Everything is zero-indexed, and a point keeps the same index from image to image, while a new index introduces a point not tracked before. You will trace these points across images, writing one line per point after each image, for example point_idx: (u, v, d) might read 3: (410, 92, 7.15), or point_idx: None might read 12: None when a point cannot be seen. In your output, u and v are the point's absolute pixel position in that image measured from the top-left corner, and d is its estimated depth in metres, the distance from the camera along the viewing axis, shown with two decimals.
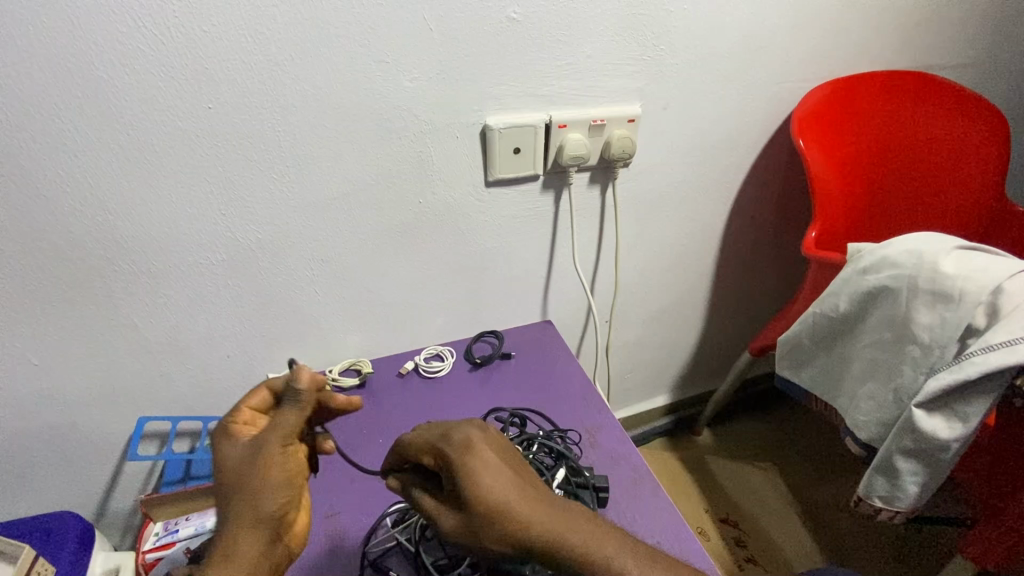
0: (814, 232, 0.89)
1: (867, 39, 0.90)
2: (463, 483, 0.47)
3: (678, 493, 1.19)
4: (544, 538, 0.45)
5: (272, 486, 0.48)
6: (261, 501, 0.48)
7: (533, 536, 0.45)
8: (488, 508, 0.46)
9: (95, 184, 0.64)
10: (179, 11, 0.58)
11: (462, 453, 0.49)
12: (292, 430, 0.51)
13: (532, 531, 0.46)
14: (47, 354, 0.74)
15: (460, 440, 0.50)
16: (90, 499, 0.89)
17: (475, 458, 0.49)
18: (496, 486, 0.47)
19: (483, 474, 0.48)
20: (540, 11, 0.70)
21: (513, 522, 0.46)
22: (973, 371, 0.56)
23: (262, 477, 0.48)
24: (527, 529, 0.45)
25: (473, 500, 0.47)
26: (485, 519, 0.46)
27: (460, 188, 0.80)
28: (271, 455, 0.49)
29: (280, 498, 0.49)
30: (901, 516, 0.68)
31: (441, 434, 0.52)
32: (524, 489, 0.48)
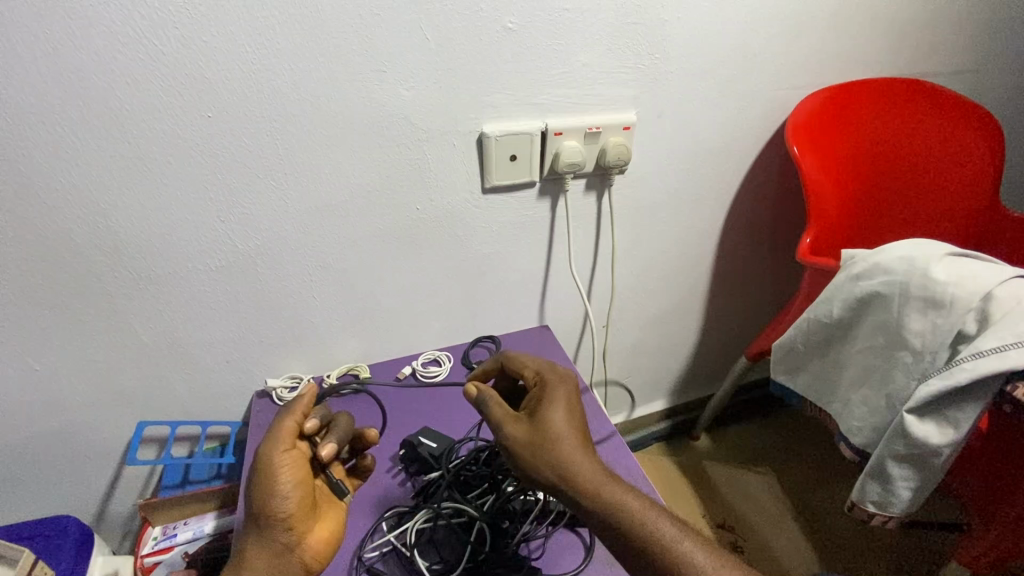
0: (809, 238, 0.89)
1: (861, 47, 0.91)
2: (549, 402, 0.57)
3: (676, 498, 1.19)
4: (589, 471, 0.52)
5: (275, 480, 0.56)
6: (263, 495, 0.55)
7: (583, 466, 0.52)
8: (556, 431, 0.54)
9: (97, 192, 0.65)
10: (179, 23, 0.59)
11: (559, 381, 0.60)
12: (288, 433, 0.59)
13: (581, 462, 0.52)
14: (48, 360, 0.75)
15: (563, 372, 0.62)
16: (89, 504, 0.90)
17: (570, 391, 0.59)
18: (573, 418, 0.56)
19: (570, 402, 0.58)
20: (536, 22, 0.71)
21: (571, 450, 0.53)
22: (963, 377, 0.56)
23: (267, 475, 0.56)
24: (581, 458, 0.53)
25: (549, 417, 0.55)
26: (550, 437, 0.54)
27: (456, 195, 0.81)
28: (271, 457, 0.57)
29: (281, 490, 0.55)
30: (894, 521, 0.68)
31: (547, 364, 0.64)
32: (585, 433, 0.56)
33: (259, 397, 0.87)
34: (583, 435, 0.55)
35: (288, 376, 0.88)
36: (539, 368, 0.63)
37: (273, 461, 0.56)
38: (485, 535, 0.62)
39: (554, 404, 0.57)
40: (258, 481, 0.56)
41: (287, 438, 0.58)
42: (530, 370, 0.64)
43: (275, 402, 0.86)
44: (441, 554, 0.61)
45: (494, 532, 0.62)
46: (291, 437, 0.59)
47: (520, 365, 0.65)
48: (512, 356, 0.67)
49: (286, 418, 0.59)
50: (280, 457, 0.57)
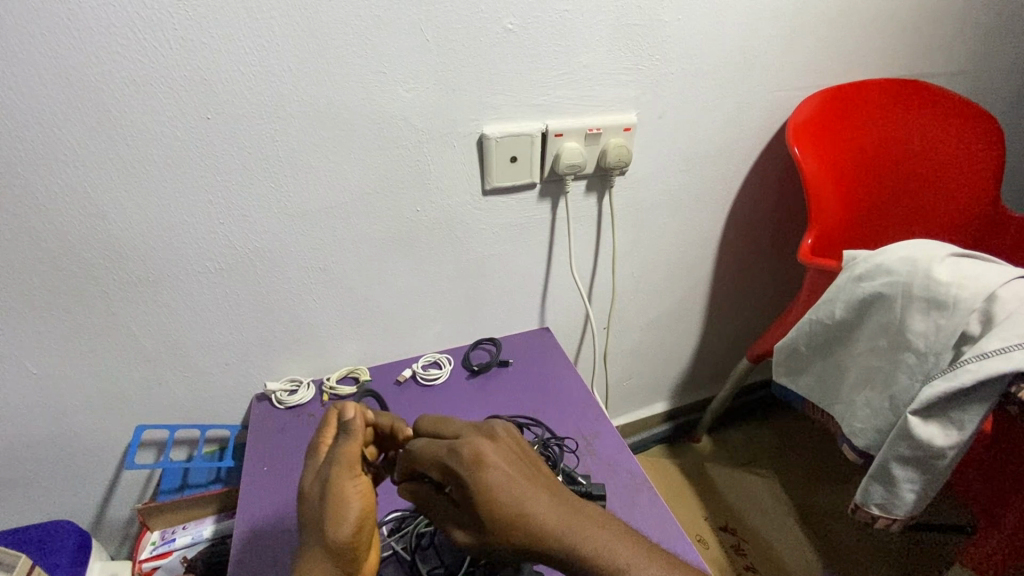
0: (810, 239, 0.89)
1: (862, 48, 0.91)
2: (476, 509, 0.48)
3: (679, 501, 1.18)
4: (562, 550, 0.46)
5: (350, 508, 0.51)
6: (336, 520, 0.50)
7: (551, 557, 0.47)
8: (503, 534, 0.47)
9: (95, 194, 0.65)
10: (178, 24, 0.58)
11: (474, 474, 0.49)
12: (355, 457, 0.55)
13: (549, 546, 0.46)
14: (45, 363, 0.74)
15: (463, 458, 0.50)
16: (86, 509, 0.89)
17: (485, 479, 0.48)
18: (508, 505, 0.47)
19: (495, 493, 0.48)
20: (536, 23, 0.70)
21: (529, 541, 0.47)
22: (967, 378, 0.55)
23: (339, 500, 0.51)
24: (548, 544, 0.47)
25: (487, 525, 0.47)
26: (502, 542, 0.47)
27: (456, 196, 0.80)
28: (344, 483, 0.52)
29: (357, 519, 0.51)
30: (898, 524, 0.68)
31: (445, 452, 0.51)
32: (530, 514, 0.47)
33: (257, 400, 0.87)
34: (528, 516, 0.47)
35: (287, 379, 0.88)
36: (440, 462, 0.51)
37: (344, 487, 0.52)
38: None
39: (483, 509, 0.48)
40: (327, 505, 0.51)
41: (354, 462, 0.54)
42: (433, 462, 0.52)
43: (274, 405, 0.85)
44: (442, 558, 0.61)
45: None
46: (355, 463, 0.54)
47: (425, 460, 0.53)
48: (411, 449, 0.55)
49: (354, 438, 0.55)
50: (350, 481, 0.53)
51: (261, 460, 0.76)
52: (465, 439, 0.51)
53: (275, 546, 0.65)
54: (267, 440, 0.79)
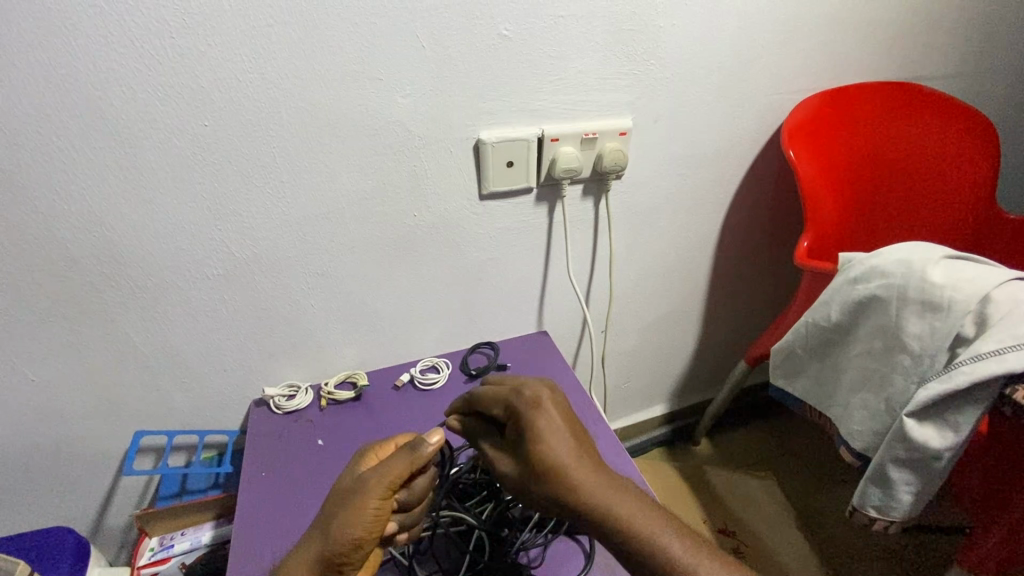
0: (806, 242, 0.89)
1: (855, 52, 0.91)
2: (531, 437, 0.54)
3: (678, 504, 1.18)
4: (595, 501, 0.50)
5: (361, 525, 0.52)
6: (349, 530, 0.51)
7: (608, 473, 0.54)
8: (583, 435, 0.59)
9: (92, 201, 0.65)
10: (175, 33, 0.59)
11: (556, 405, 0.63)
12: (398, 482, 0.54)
13: (585, 493, 0.51)
14: (44, 370, 0.74)
15: (532, 396, 0.58)
16: (85, 515, 0.89)
17: (544, 413, 0.56)
18: (562, 444, 0.53)
19: (556, 428, 0.55)
20: (531, 30, 0.71)
21: (569, 484, 0.51)
22: (962, 380, 0.55)
23: (355, 515, 0.52)
24: (585, 488, 0.51)
25: (538, 453, 0.53)
26: (545, 474, 0.52)
27: (453, 201, 0.81)
28: (370, 502, 0.52)
29: (359, 541, 0.51)
30: (895, 526, 0.68)
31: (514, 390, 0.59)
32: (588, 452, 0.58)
33: (255, 405, 0.87)
34: (578, 462, 0.52)
35: (285, 384, 0.88)
36: (507, 399, 0.59)
37: (368, 500, 0.52)
38: (484, 543, 0.62)
39: (541, 437, 0.54)
40: (347, 514, 0.52)
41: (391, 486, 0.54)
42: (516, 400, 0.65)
43: (272, 410, 0.85)
44: (439, 562, 0.61)
45: (493, 541, 0.62)
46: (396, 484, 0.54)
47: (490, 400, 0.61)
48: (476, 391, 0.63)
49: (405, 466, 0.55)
50: (376, 501, 0.52)
51: (258, 465, 0.76)
52: (535, 388, 0.60)
53: (271, 551, 0.65)
54: (265, 445, 0.79)
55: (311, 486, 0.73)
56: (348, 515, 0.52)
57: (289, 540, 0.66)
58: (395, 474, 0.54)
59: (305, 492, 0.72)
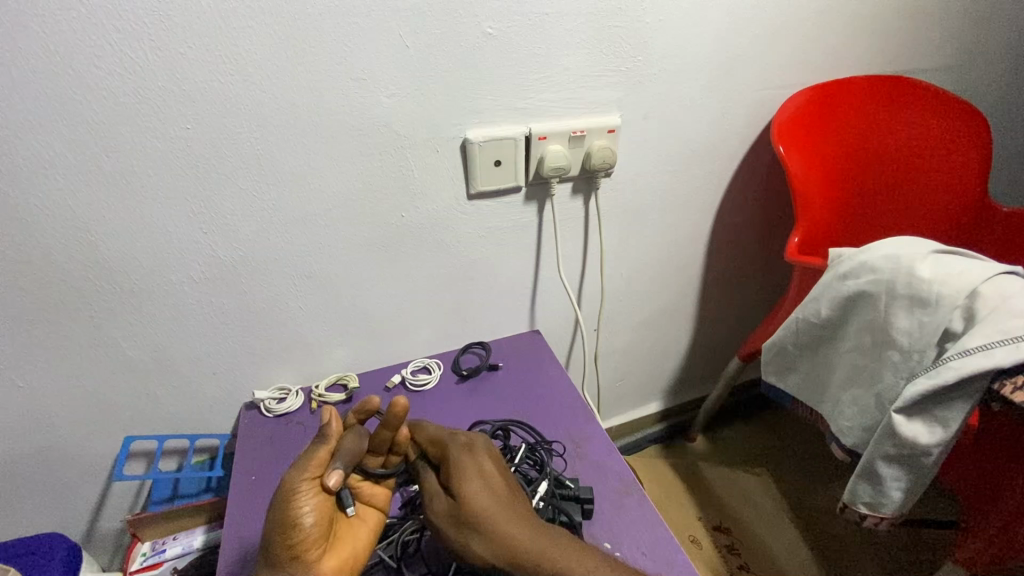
0: (797, 238, 0.89)
1: (844, 45, 0.91)
2: (459, 477, 0.56)
3: (673, 502, 1.18)
4: (523, 541, 0.52)
5: (296, 508, 0.55)
6: (286, 518, 0.54)
7: (520, 533, 0.53)
8: (493, 484, 0.57)
9: (76, 206, 0.65)
10: (154, 35, 0.58)
11: (464, 451, 0.59)
12: (320, 461, 0.57)
13: (511, 537, 0.53)
14: (33, 377, 0.74)
15: (465, 439, 0.61)
16: (78, 521, 0.89)
17: (476, 456, 0.59)
18: (491, 485, 0.57)
19: (486, 471, 0.58)
20: (516, 27, 0.70)
21: (499, 523, 0.53)
22: (950, 375, 0.55)
23: (284, 498, 0.55)
24: (511, 533, 0.53)
25: (466, 493, 0.55)
26: (471, 517, 0.54)
27: (441, 201, 0.80)
28: (293, 483, 0.56)
29: (296, 522, 0.54)
30: (886, 522, 0.67)
31: (448, 433, 0.62)
32: (504, 498, 0.56)
33: (246, 409, 0.86)
34: (505, 507, 0.55)
35: (276, 388, 0.87)
36: (439, 440, 0.62)
37: (290, 485, 0.55)
38: None
39: (471, 476, 0.57)
40: (278, 505, 0.55)
41: (312, 466, 0.57)
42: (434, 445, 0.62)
43: (263, 414, 0.85)
44: (428, 564, 0.61)
45: None
46: (316, 463, 0.57)
47: (423, 436, 0.63)
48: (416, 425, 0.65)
49: (321, 443, 0.58)
50: (301, 481, 0.56)
51: (249, 470, 0.76)
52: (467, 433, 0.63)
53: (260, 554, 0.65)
54: (256, 448, 0.79)
55: None
56: (277, 508, 0.55)
57: None
58: (313, 456, 0.57)
59: None
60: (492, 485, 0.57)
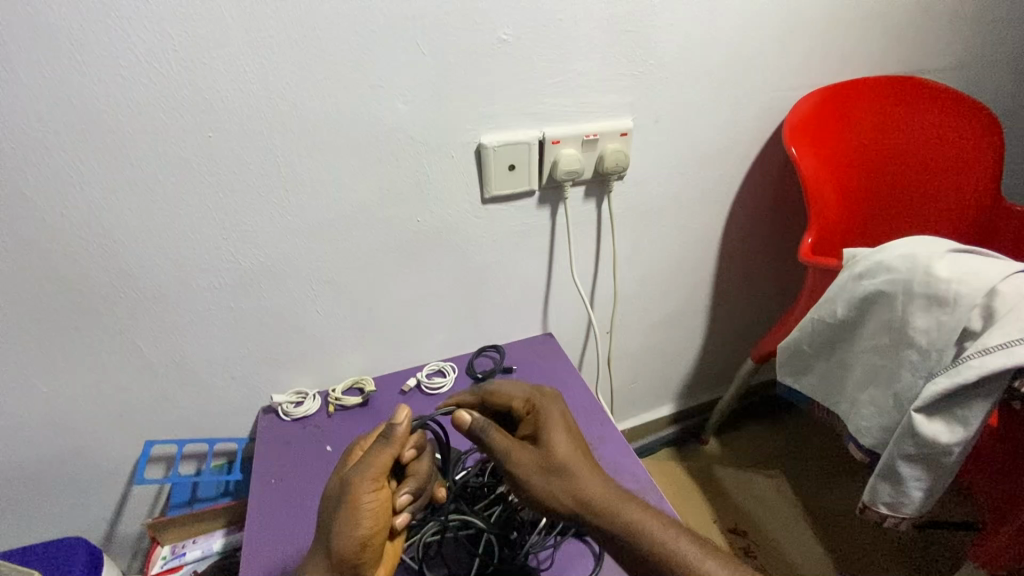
0: (811, 239, 0.89)
1: (855, 47, 0.91)
2: (550, 426, 0.60)
3: (687, 504, 1.17)
4: (602, 493, 0.56)
5: (366, 522, 0.52)
6: (361, 532, 0.51)
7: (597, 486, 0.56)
8: (570, 448, 0.58)
9: (100, 213, 0.66)
10: (178, 46, 0.60)
11: (549, 407, 0.63)
12: (384, 467, 0.54)
13: (591, 483, 0.56)
14: (56, 382, 0.75)
15: (549, 393, 0.65)
16: (98, 525, 0.90)
17: (563, 412, 0.63)
18: (575, 438, 0.60)
19: (569, 425, 0.61)
20: (531, 33, 0.71)
21: (572, 474, 0.57)
22: (970, 374, 0.55)
23: (357, 511, 0.51)
24: (592, 481, 0.56)
25: (552, 442, 0.58)
26: (559, 463, 0.57)
27: (456, 206, 0.81)
28: (366, 495, 0.52)
29: (370, 537, 0.52)
30: (907, 522, 0.67)
31: (534, 389, 0.66)
32: (583, 454, 0.59)
33: (264, 413, 0.87)
34: (585, 457, 0.59)
35: (293, 392, 0.88)
36: (523, 397, 0.65)
37: (359, 495, 0.52)
38: (494, 547, 0.62)
39: (557, 429, 0.60)
40: (353, 517, 0.51)
41: (379, 473, 0.54)
42: (517, 400, 0.65)
43: (280, 418, 0.85)
44: (449, 566, 0.61)
45: (503, 544, 0.62)
46: (381, 469, 0.54)
47: (502, 395, 0.65)
48: (493, 387, 0.67)
49: (391, 451, 0.55)
50: (375, 493, 0.53)
51: (267, 473, 0.76)
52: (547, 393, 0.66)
53: (282, 557, 0.65)
54: (274, 451, 0.79)
55: (319, 491, 0.74)
56: (344, 519, 0.51)
57: (299, 545, 0.67)
58: (380, 462, 0.54)
59: (314, 498, 0.73)
60: (570, 450, 0.58)
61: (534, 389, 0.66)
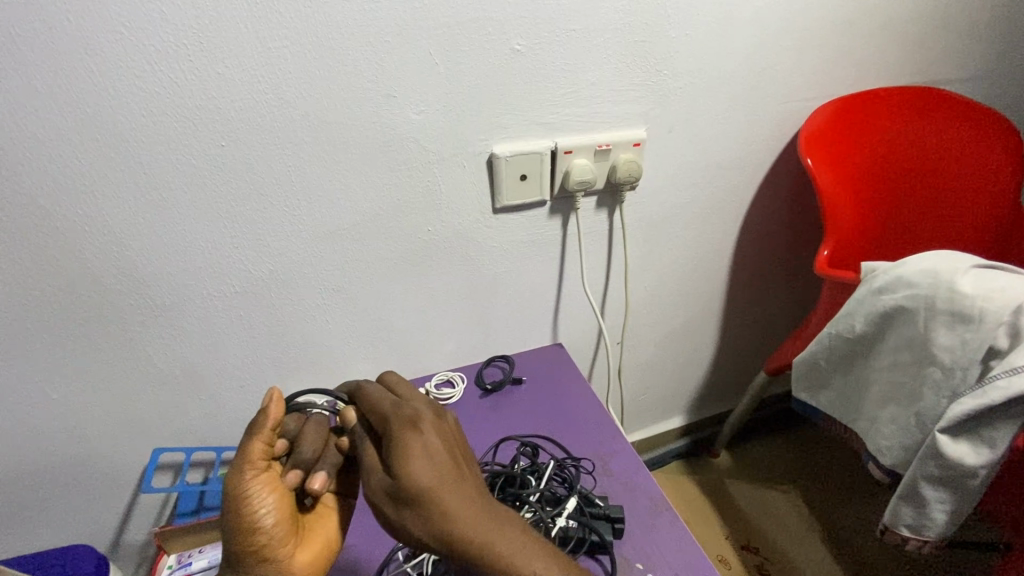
0: (826, 251, 0.88)
1: (872, 56, 0.90)
2: (401, 453, 0.49)
3: (699, 519, 1.15)
4: (468, 525, 0.47)
5: (250, 511, 0.52)
6: (245, 521, 0.52)
7: (465, 520, 0.47)
8: (431, 478, 0.48)
9: (112, 221, 0.66)
10: (193, 56, 0.60)
11: (408, 426, 0.51)
12: (258, 457, 0.54)
13: (456, 517, 0.47)
14: (66, 388, 0.75)
15: (410, 411, 0.53)
16: (104, 532, 0.90)
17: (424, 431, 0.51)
18: (440, 467, 0.49)
19: (435, 448, 0.50)
20: (544, 43, 0.71)
21: (432, 509, 0.47)
22: (998, 395, 0.54)
23: (235, 505, 0.52)
24: (456, 514, 0.47)
25: (407, 473, 0.48)
26: (413, 497, 0.47)
27: (468, 215, 0.81)
28: (240, 485, 0.53)
29: (255, 523, 0.52)
30: (930, 545, 0.65)
31: (392, 402, 0.54)
32: (450, 480, 0.49)
33: None
34: (450, 484, 0.48)
35: None
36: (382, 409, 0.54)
37: (234, 489, 0.53)
38: None
39: (414, 458, 0.48)
40: (234, 509, 0.52)
41: (253, 463, 0.54)
42: (376, 412, 0.54)
43: None
44: None
45: None
46: (254, 459, 0.54)
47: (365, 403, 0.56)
48: (361, 389, 0.58)
49: (256, 436, 0.55)
50: (250, 480, 0.53)
51: None
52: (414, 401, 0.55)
53: None
54: None
55: None
56: (229, 514, 0.52)
57: None
58: (252, 452, 0.54)
59: None
60: (431, 480, 0.48)
61: (397, 400, 0.54)
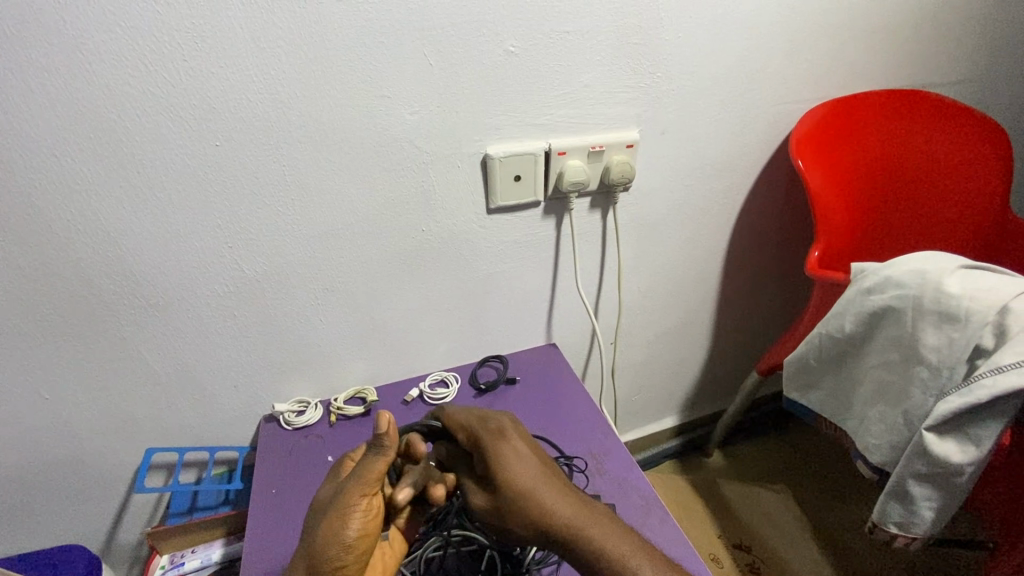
0: (818, 252, 0.89)
1: (863, 60, 0.91)
2: (500, 463, 0.55)
3: (690, 518, 1.14)
4: (569, 517, 0.52)
5: (350, 526, 0.51)
6: (341, 538, 0.51)
7: (566, 510, 0.52)
8: (528, 482, 0.54)
9: (105, 220, 0.66)
10: (187, 56, 0.60)
11: (496, 438, 0.57)
12: (377, 475, 0.54)
13: (558, 510, 0.52)
14: (58, 388, 0.75)
15: (493, 424, 0.59)
16: (96, 532, 0.89)
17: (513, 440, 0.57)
18: (529, 464, 0.55)
19: (522, 453, 0.56)
20: (538, 45, 0.71)
21: (535, 509, 0.53)
22: (983, 394, 0.54)
23: (339, 515, 0.51)
24: (558, 505, 0.53)
25: (506, 479, 0.54)
26: (517, 500, 0.53)
27: (462, 215, 0.81)
28: (354, 499, 0.53)
29: (349, 540, 0.51)
30: (917, 542, 0.66)
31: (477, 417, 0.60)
32: (543, 479, 0.55)
33: (266, 422, 0.87)
34: (547, 482, 0.54)
35: (295, 400, 0.88)
36: (467, 427, 0.60)
37: (348, 502, 0.52)
38: (496, 564, 0.61)
39: (510, 464, 0.55)
40: (336, 522, 0.51)
41: (372, 480, 0.54)
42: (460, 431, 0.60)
43: (282, 427, 0.85)
44: None
45: (505, 560, 0.62)
46: (375, 478, 0.54)
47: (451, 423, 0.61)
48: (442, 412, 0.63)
49: (382, 456, 0.55)
50: (362, 498, 0.53)
51: (271, 484, 0.76)
52: (496, 415, 0.61)
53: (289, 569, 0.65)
54: (275, 461, 0.79)
55: None
56: (331, 525, 0.51)
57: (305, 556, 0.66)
58: (378, 468, 0.55)
59: None
60: (531, 482, 0.54)
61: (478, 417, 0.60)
